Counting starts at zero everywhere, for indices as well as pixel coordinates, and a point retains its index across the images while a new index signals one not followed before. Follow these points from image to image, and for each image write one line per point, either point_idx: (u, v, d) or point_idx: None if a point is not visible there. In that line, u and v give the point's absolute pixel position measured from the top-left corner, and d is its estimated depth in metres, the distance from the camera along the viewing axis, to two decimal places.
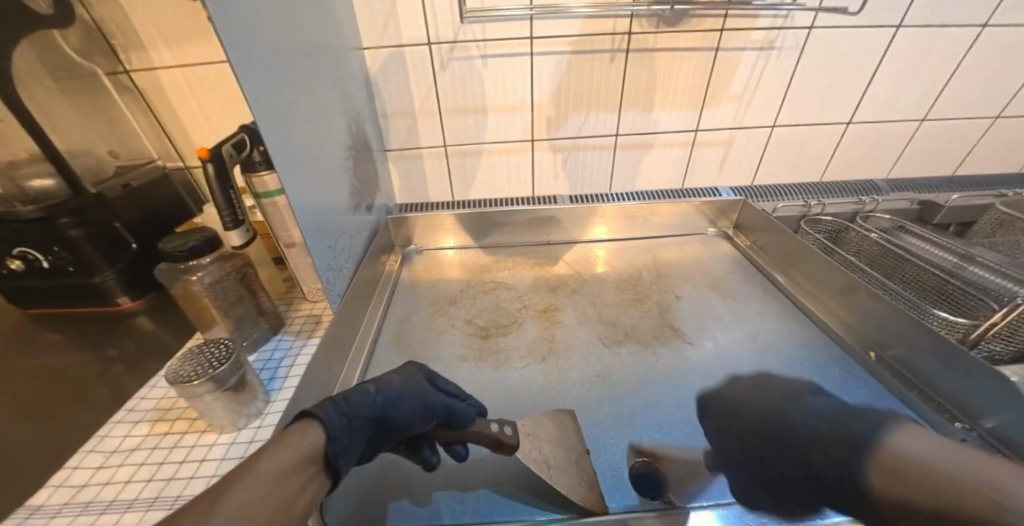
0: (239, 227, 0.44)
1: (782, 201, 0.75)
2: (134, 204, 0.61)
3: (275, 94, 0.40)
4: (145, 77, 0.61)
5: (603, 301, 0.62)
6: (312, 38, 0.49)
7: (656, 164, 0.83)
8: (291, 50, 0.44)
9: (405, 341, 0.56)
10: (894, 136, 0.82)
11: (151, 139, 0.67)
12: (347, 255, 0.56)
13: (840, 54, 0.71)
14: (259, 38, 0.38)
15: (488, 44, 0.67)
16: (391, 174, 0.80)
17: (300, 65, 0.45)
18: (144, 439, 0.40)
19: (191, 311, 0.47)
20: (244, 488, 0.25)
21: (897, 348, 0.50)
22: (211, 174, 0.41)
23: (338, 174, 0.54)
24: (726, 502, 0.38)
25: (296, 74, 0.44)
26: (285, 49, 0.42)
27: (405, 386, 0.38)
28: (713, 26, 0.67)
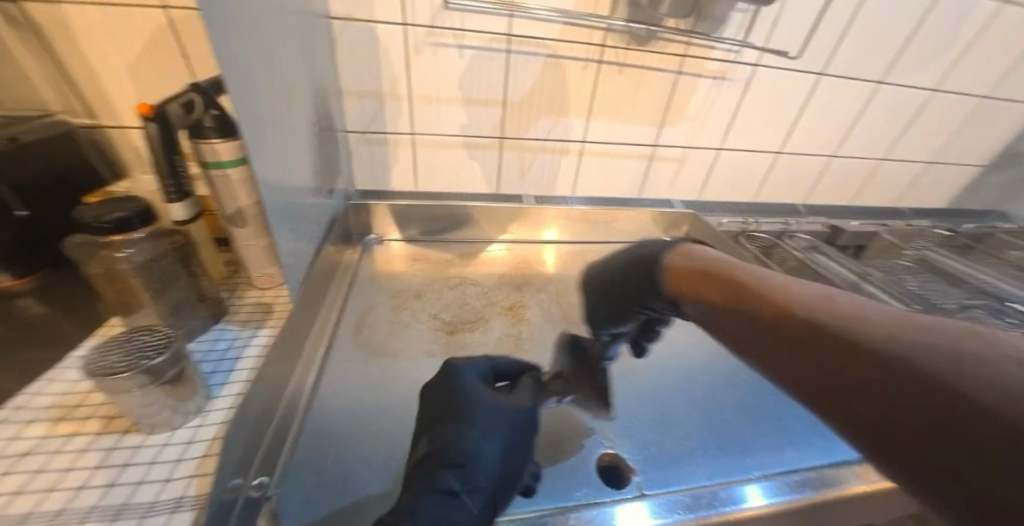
0: (184, 200, 0.40)
1: (725, 217, 0.83)
2: (25, 161, 0.50)
3: (238, 52, 0.36)
4: (46, 11, 0.50)
5: (567, 300, 0.63)
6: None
7: (616, 174, 0.87)
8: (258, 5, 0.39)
9: (367, 335, 0.52)
10: (812, 168, 0.94)
11: (52, 88, 0.55)
12: (308, 237, 0.52)
13: (777, 91, 0.80)
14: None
15: (466, 35, 0.66)
16: (350, 156, 0.75)
17: (267, 22, 0.41)
18: (41, 442, 0.33)
19: (112, 293, 0.40)
20: None
21: None
22: (154, 134, 0.37)
23: (302, 148, 0.49)
24: (669, 492, 0.40)
25: (262, 34, 0.40)
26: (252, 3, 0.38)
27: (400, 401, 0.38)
28: (677, 50, 0.72)
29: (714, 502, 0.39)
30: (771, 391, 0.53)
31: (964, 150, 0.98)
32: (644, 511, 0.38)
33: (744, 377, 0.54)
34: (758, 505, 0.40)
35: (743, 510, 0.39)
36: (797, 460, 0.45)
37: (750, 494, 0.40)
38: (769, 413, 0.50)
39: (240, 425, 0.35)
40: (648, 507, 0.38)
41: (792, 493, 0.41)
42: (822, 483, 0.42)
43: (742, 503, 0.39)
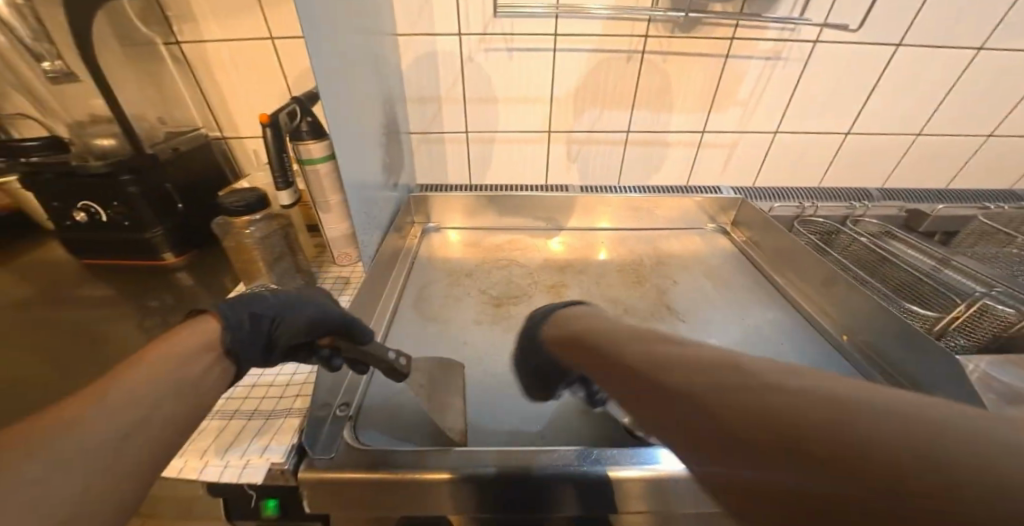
0: (289, 189, 0.50)
1: (779, 202, 0.79)
2: (183, 167, 0.64)
3: (319, 32, 0.43)
4: (195, 47, 0.66)
5: (606, 281, 0.66)
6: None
7: (663, 162, 0.88)
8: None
9: (426, 306, 0.61)
10: (889, 149, 0.85)
11: (199, 112, 0.72)
12: (376, 214, 0.61)
13: (841, 68, 0.75)
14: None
15: (515, 38, 0.71)
16: (414, 155, 0.85)
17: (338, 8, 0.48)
18: None
19: (239, 265, 0.52)
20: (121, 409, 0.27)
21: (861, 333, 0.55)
22: (269, 137, 0.46)
23: (371, 137, 0.59)
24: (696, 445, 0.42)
25: (336, 22, 0.47)
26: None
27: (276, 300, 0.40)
28: (724, 34, 0.72)
29: None
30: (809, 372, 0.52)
31: None
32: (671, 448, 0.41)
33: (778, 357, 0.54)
34: None
35: None
36: None
37: None
38: None
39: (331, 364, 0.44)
40: None
41: None
42: None
43: None
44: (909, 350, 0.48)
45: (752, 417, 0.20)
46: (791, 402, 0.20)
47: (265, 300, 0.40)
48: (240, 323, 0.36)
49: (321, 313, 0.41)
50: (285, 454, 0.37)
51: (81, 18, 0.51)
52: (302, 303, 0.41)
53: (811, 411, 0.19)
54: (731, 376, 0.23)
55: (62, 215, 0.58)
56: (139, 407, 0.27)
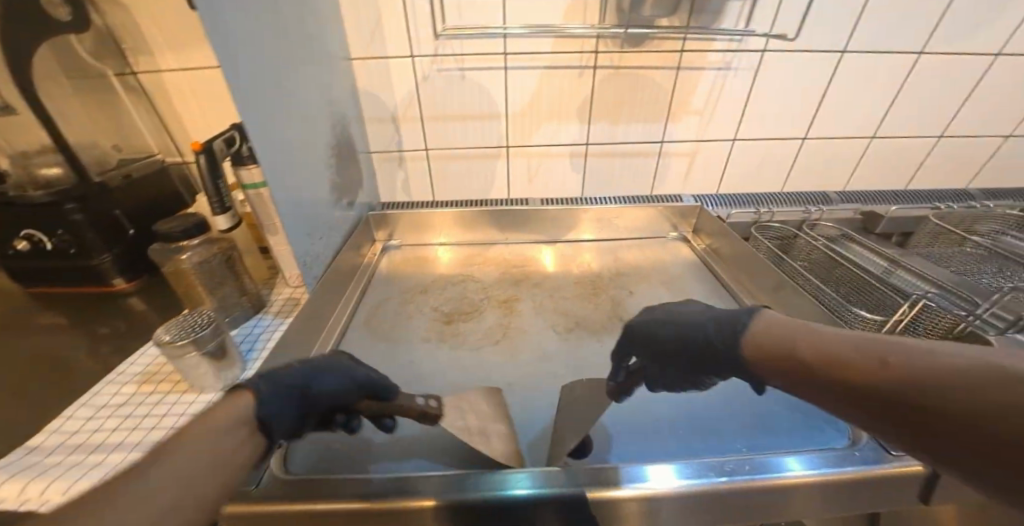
0: (226, 213, 0.50)
1: (736, 209, 0.79)
2: (135, 193, 0.65)
3: (238, 56, 0.41)
4: (150, 78, 0.67)
5: (561, 294, 0.66)
6: (279, 16, 0.51)
7: (624, 173, 0.89)
8: (258, 21, 0.45)
9: (376, 325, 0.61)
10: (847, 152, 0.86)
11: (156, 139, 0.72)
12: (321, 237, 0.60)
13: (790, 76, 0.77)
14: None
15: (466, 58, 0.73)
16: (376, 174, 0.86)
17: (264, 32, 0.46)
18: (131, 397, 0.45)
19: (180, 289, 0.52)
20: (177, 468, 0.27)
21: None
22: (202, 164, 0.46)
23: (312, 159, 0.57)
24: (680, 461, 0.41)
25: (261, 46, 0.46)
26: (250, 17, 0.44)
27: (304, 368, 0.39)
28: (673, 47, 0.74)
29: (741, 468, 0.39)
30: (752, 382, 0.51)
31: None
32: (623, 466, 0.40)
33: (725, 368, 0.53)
34: (793, 476, 0.38)
35: (779, 478, 0.38)
36: (784, 446, 0.43)
37: (790, 464, 0.39)
38: (755, 411, 0.48)
39: None
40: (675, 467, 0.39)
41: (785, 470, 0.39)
42: (834, 460, 0.39)
43: (780, 471, 0.39)
44: None
45: (876, 395, 0.26)
46: (880, 383, 0.25)
47: (291, 373, 0.38)
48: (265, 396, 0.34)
49: (350, 381, 0.41)
50: None
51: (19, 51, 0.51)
52: (332, 370, 0.40)
53: (930, 370, 0.24)
54: (817, 349, 0.30)
55: (8, 244, 0.58)
56: (183, 512, 0.26)
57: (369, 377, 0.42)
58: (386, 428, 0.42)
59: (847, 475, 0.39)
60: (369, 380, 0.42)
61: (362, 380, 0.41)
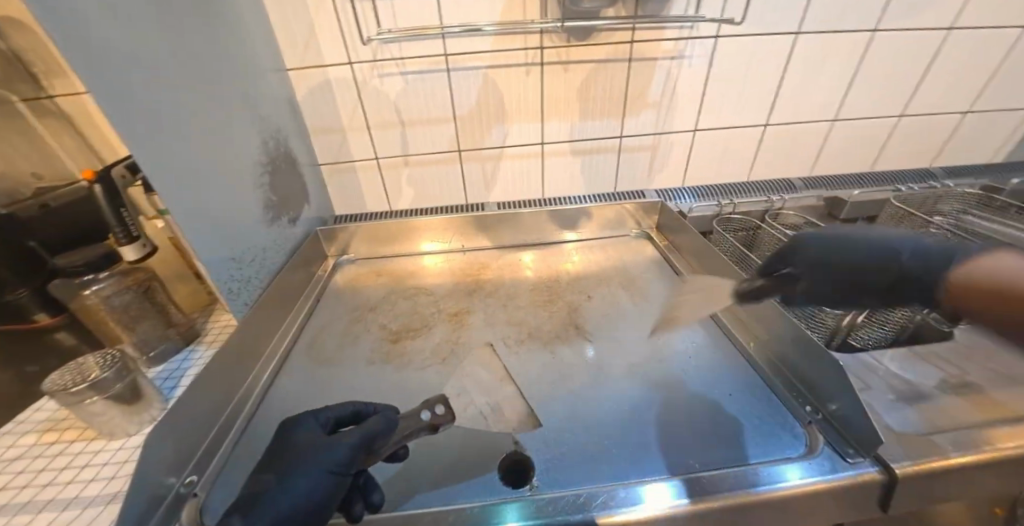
0: (135, 242, 0.46)
1: (698, 202, 0.77)
2: (53, 223, 0.59)
3: (117, 78, 0.37)
4: (69, 99, 0.63)
5: (516, 303, 0.63)
6: (175, 23, 0.46)
7: (585, 171, 0.86)
8: (145, 33, 0.41)
9: (320, 349, 0.58)
10: (808, 138, 0.84)
11: (78, 164, 0.67)
12: (250, 259, 0.56)
13: (745, 62, 0.74)
14: (90, 14, 0.34)
15: (407, 61, 0.69)
16: (326, 187, 0.82)
17: (154, 42, 0.42)
18: (31, 448, 0.40)
19: (93, 326, 0.48)
20: None
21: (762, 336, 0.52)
22: (100, 194, 0.43)
23: (234, 179, 0.53)
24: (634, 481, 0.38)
25: (154, 64, 0.42)
26: (131, 29, 0.39)
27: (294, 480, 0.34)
28: (622, 38, 0.71)
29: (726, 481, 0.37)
30: (707, 386, 0.49)
31: (1009, 90, 0.81)
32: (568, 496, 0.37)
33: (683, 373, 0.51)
34: (793, 486, 0.36)
35: (778, 490, 0.36)
36: (740, 458, 0.40)
37: (787, 473, 0.37)
38: (708, 415, 0.45)
39: (171, 432, 0.39)
40: (671, 485, 0.37)
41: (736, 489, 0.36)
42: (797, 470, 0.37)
43: (778, 483, 0.36)
44: (802, 355, 0.44)
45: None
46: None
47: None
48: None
49: (349, 450, 0.36)
50: None
51: None
52: (323, 452, 0.35)
53: None
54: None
55: None
56: None
57: (349, 454, 0.35)
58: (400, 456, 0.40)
59: (818, 486, 0.36)
60: (351, 459, 0.35)
61: (343, 463, 0.35)
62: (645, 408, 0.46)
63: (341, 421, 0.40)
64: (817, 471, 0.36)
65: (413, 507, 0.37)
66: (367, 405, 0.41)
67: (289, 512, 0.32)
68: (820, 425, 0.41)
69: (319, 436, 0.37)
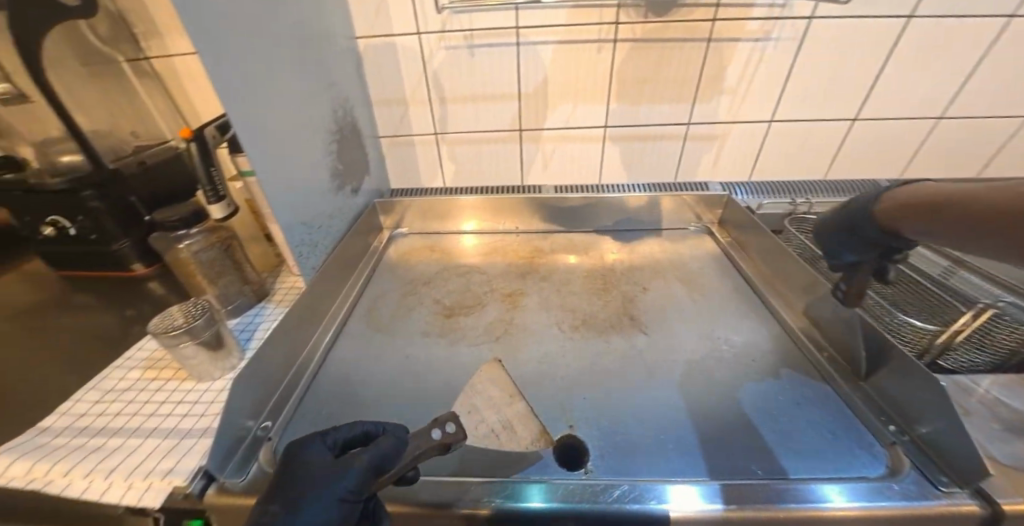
0: (222, 202, 0.49)
1: (768, 199, 0.72)
2: (147, 183, 0.65)
3: (216, 35, 0.39)
4: (162, 63, 0.67)
5: (569, 288, 0.63)
6: None
7: (646, 158, 0.82)
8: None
9: (377, 317, 0.60)
10: (904, 135, 0.76)
11: (169, 125, 0.73)
12: (318, 224, 0.58)
13: (842, 47, 0.68)
14: None
15: (478, 33, 0.68)
16: (384, 159, 0.84)
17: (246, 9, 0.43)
18: (136, 382, 0.45)
19: (183, 278, 0.52)
20: None
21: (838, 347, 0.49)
22: (194, 153, 0.45)
23: (309, 144, 0.55)
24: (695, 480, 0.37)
25: (248, 24, 0.44)
26: None
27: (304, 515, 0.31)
28: (704, 16, 0.66)
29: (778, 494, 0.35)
30: (774, 392, 0.46)
31: None
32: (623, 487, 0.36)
33: (746, 374, 0.49)
34: (838, 507, 0.34)
35: (823, 511, 0.34)
36: (809, 471, 0.38)
37: (830, 494, 0.34)
38: (772, 422, 0.43)
39: (250, 380, 0.43)
40: (699, 489, 0.36)
41: (800, 503, 0.34)
42: (868, 492, 0.35)
43: (823, 503, 0.34)
44: (889, 370, 0.42)
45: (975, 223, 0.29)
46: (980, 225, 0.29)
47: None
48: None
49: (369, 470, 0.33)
50: (188, 477, 0.35)
51: (29, 34, 0.51)
52: (336, 476, 0.33)
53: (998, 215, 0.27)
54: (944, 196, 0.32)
55: (36, 229, 0.61)
56: None
57: (360, 479, 0.33)
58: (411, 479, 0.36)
59: (891, 511, 0.33)
60: (361, 484, 0.33)
61: (353, 489, 0.33)
62: (705, 407, 0.45)
63: (348, 443, 0.37)
64: (905, 497, 0.34)
65: (467, 477, 0.39)
66: (377, 425, 0.38)
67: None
68: (905, 447, 0.38)
69: (328, 462, 0.34)
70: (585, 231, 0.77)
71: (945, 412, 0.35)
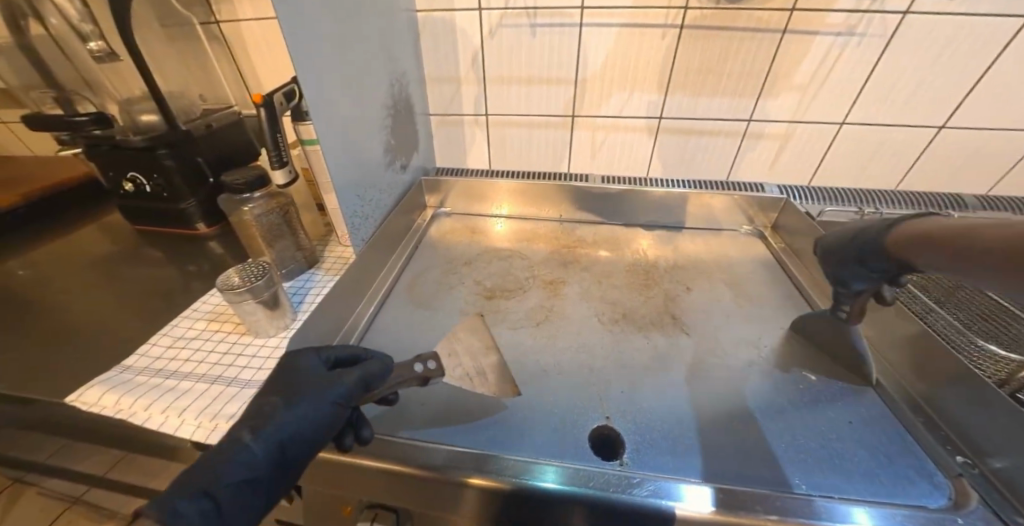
0: (284, 168, 0.51)
1: (832, 206, 0.68)
2: (214, 145, 0.68)
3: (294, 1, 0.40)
4: (230, 28, 0.69)
5: (611, 281, 0.62)
6: None
7: (701, 153, 0.79)
8: None
9: (419, 292, 0.61)
10: (998, 146, 0.69)
11: (233, 89, 0.76)
12: (370, 196, 0.60)
13: (935, 47, 0.62)
14: None
15: (539, 13, 0.67)
16: (432, 137, 0.84)
17: None
18: (201, 332, 0.49)
19: (245, 239, 0.55)
20: None
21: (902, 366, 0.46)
22: (262, 118, 0.46)
23: (368, 117, 0.56)
24: (738, 485, 0.37)
25: None
26: None
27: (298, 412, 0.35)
28: (782, 5, 0.62)
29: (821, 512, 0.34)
30: (824, 407, 0.44)
31: None
32: (658, 483, 0.36)
33: (795, 385, 0.47)
34: None
35: None
36: (858, 492, 0.37)
37: (856, 516, 0.34)
38: (820, 436, 0.41)
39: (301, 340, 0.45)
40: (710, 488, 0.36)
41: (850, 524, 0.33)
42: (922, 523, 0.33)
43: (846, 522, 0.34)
44: (963, 398, 0.39)
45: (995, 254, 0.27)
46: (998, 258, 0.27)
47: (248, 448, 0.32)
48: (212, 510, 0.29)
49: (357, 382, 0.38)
50: None
51: None
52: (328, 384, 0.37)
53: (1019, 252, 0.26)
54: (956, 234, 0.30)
55: (117, 184, 0.66)
56: None
57: (350, 389, 0.37)
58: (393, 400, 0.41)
59: None
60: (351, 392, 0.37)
61: (345, 397, 0.37)
62: (750, 414, 0.44)
63: (339, 362, 0.41)
64: None
65: (501, 453, 0.40)
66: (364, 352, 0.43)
67: (294, 434, 0.34)
68: (971, 480, 0.37)
69: (321, 372, 0.38)
70: (632, 224, 0.75)
71: None
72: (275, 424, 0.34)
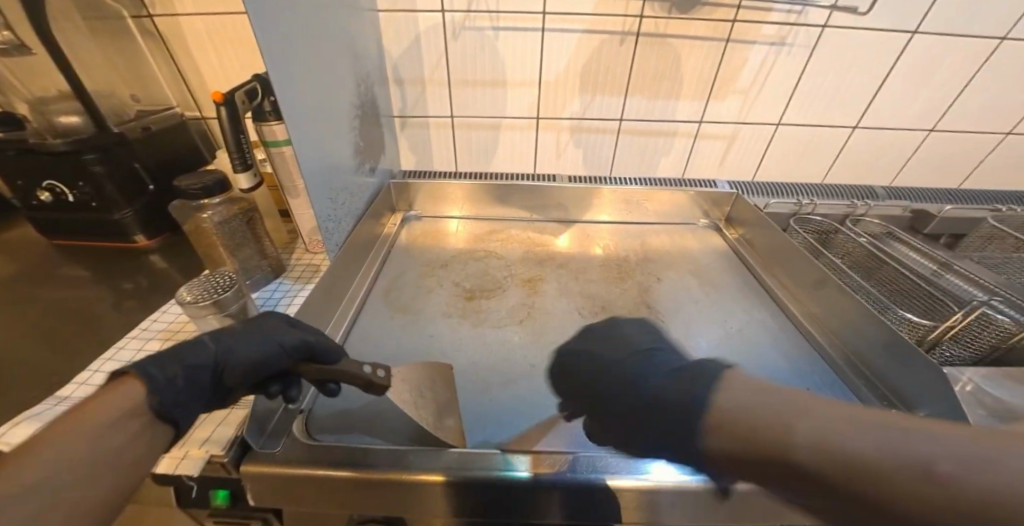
0: (248, 171, 0.47)
1: (775, 199, 0.76)
2: (152, 149, 0.62)
3: None
4: (166, 21, 0.62)
5: (586, 276, 0.64)
6: None
7: (658, 152, 0.84)
8: None
9: (397, 297, 0.60)
10: (901, 143, 0.81)
11: (173, 89, 0.68)
12: (342, 200, 0.57)
13: (848, 58, 0.71)
14: None
15: (502, 17, 0.68)
16: (397, 140, 0.82)
17: None
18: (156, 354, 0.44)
19: (200, 249, 0.51)
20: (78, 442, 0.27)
21: (842, 337, 0.52)
22: (224, 118, 0.43)
23: (337, 118, 0.54)
24: None
25: None
26: None
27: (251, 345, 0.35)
28: (725, 16, 0.68)
29: None
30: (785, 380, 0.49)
31: None
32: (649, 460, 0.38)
33: (758, 362, 0.51)
34: None
35: None
36: None
37: None
38: None
39: None
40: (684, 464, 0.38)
41: None
42: None
43: None
44: (892, 360, 0.45)
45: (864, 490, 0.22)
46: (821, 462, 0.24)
47: (203, 349, 0.34)
48: (173, 382, 0.31)
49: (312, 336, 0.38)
50: (225, 447, 0.37)
51: None
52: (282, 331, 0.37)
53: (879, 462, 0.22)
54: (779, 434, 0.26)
55: (30, 194, 0.58)
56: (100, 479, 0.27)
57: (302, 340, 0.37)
58: (334, 393, 0.38)
59: None
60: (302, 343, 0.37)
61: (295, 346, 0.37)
62: None
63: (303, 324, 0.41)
64: None
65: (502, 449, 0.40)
66: None
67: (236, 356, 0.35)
68: None
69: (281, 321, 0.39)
70: (600, 222, 0.79)
71: (949, 400, 0.39)
72: (230, 339, 0.35)
